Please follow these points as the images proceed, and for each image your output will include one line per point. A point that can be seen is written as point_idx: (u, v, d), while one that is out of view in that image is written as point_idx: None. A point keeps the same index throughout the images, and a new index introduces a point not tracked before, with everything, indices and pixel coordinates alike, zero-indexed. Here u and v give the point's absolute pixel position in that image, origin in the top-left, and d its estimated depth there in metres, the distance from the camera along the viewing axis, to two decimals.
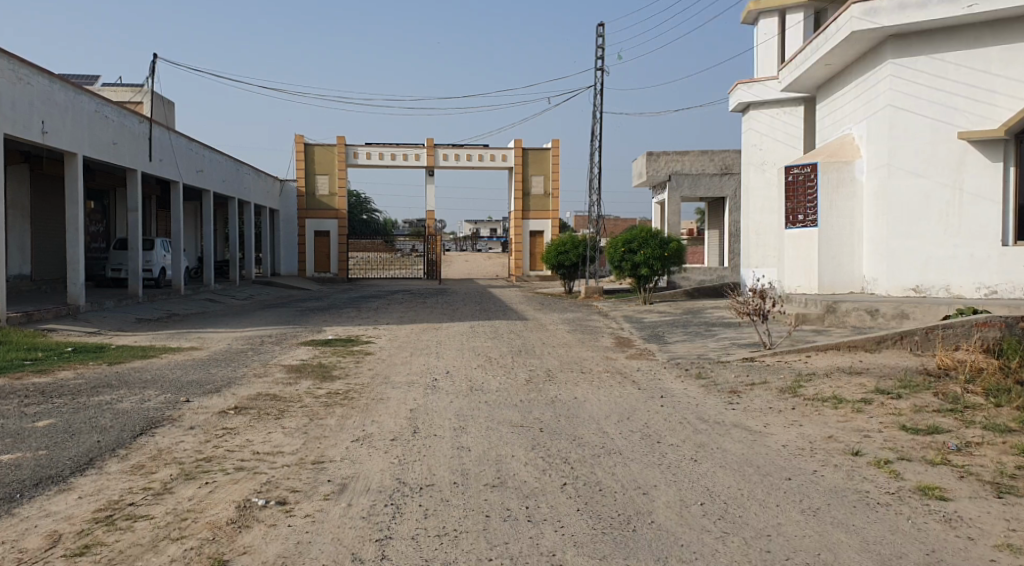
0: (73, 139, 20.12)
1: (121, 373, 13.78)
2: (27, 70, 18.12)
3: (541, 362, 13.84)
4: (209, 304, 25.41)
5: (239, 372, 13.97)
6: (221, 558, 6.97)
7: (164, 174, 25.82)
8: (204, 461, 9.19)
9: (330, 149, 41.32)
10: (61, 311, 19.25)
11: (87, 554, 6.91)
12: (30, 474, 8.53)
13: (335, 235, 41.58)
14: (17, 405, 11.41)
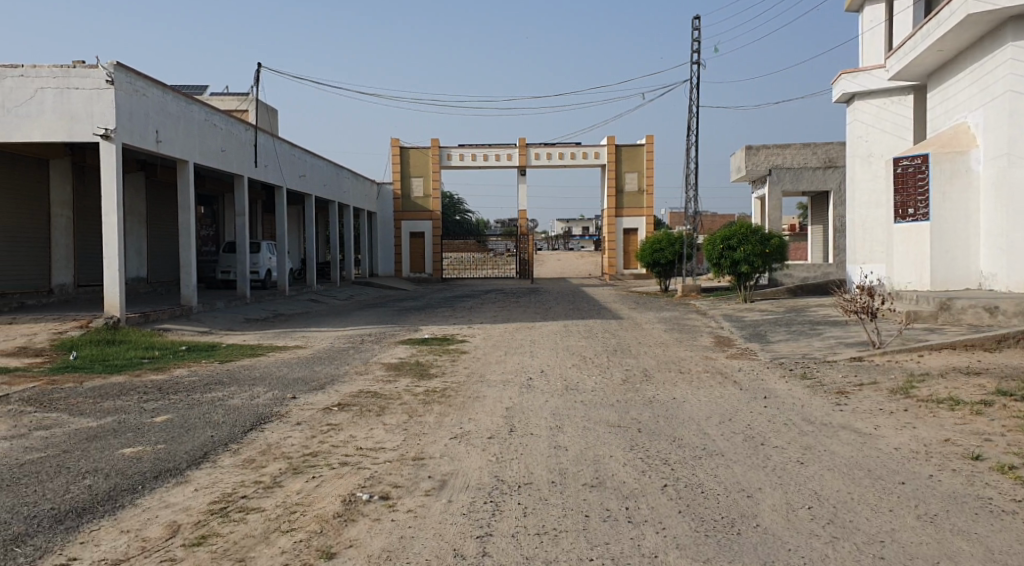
0: (185, 147, 20.89)
1: (231, 371, 14.24)
2: (143, 82, 18.88)
3: (638, 361, 13.76)
4: (311, 304, 26.05)
5: (341, 370, 14.30)
6: (329, 551, 7.13)
7: (268, 179, 26.57)
8: (310, 456, 9.43)
9: (425, 151, 41.87)
10: (175, 311, 20.00)
11: (204, 545, 7.16)
12: (151, 467, 8.90)
13: (429, 236, 42.11)
14: (136, 401, 11.91)
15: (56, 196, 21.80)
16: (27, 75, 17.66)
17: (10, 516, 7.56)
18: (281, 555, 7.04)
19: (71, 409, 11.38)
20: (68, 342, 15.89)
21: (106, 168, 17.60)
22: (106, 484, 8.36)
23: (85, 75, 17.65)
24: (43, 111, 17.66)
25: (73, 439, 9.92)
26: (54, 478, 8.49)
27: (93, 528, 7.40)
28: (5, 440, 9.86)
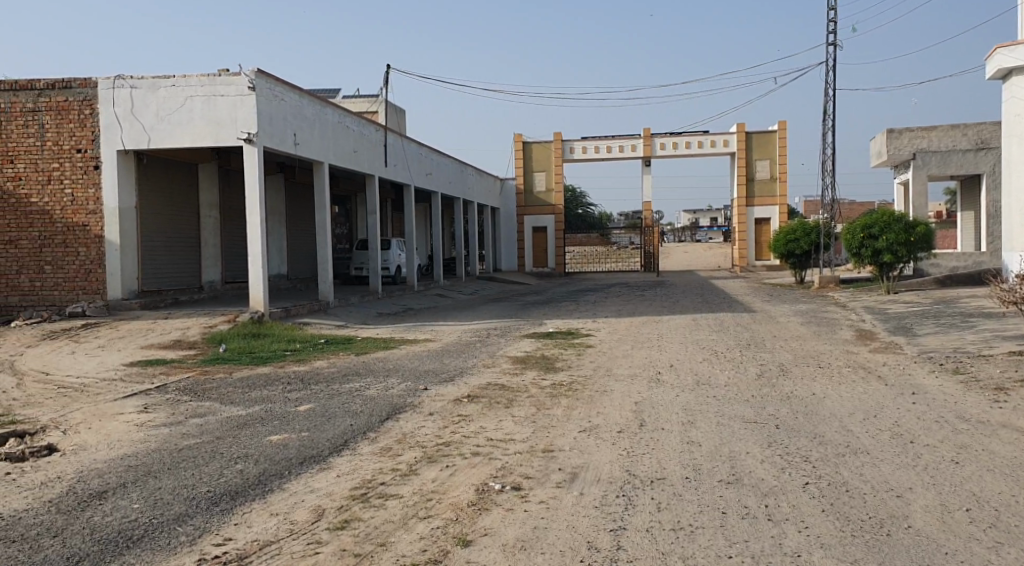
0: (320, 149, 21.59)
1: (367, 363, 14.60)
2: (283, 88, 19.61)
3: (774, 356, 13.38)
4: (439, 298, 26.48)
5: (470, 363, 14.44)
6: (465, 538, 7.21)
7: (398, 179, 27.14)
8: (444, 445, 9.56)
9: (547, 145, 41.99)
10: (313, 307, 20.66)
11: (348, 529, 7.36)
12: (296, 453, 9.23)
13: (552, 231, 42.23)
14: (280, 391, 12.35)
15: (204, 198, 22.81)
16: (177, 84, 18.52)
17: (170, 497, 7.95)
18: (420, 541, 7.16)
19: (221, 398, 11.92)
20: (218, 335, 16.62)
21: (249, 171, 18.36)
22: (256, 469, 8.71)
23: (230, 82, 18.43)
24: (192, 119, 18.49)
25: (224, 426, 10.36)
26: (209, 463, 8.89)
27: (245, 510, 7.70)
28: (164, 427, 10.39)
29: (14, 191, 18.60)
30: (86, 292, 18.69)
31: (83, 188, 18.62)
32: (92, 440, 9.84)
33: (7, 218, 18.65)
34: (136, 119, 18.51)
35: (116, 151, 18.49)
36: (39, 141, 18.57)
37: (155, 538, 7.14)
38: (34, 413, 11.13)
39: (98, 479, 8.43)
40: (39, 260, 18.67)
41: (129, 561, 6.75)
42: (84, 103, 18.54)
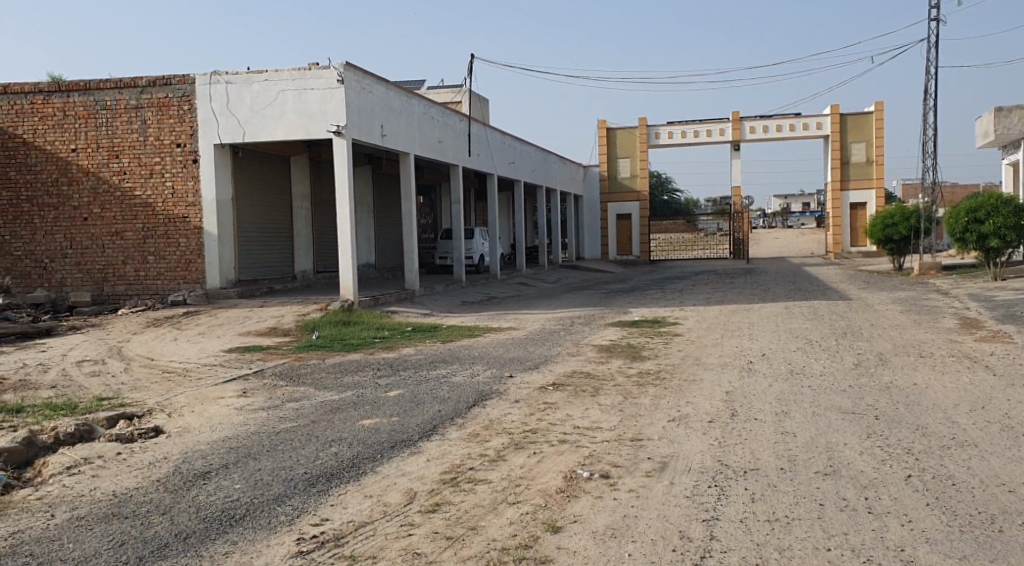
0: (406, 140, 21.76)
1: (453, 350, 14.71)
2: (370, 79, 19.80)
3: (871, 345, 12.98)
4: (523, 287, 26.53)
5: (555, 351, 14.41)
6: (554, 524, 7.18)
7: (482, 168, 27.24)
8: (531, 432, 9.55)
9: (632, 131, 41.56)
10: (400, 296, 20.91)
11: (439, 512, 7.40)
12: (387, 438, 9.35)
13: (637, 218, 41.89)
14: (369, 377, 12.55)
15: (295, 190, 23.26)
16: (270, 79, 18.91)
17: (269, 478, 8.12)
18: (510, 526, 7.15)
19: (315, 383, 12.16)
20: (310, 323, 16.95)
21: (339, 162, 18.63)
22: (350, 452, 8.85)
23: (319, 76, 18.72)
24: (284, 113, 18.86)
25: (318, 410, 10.57)
26: (305, 445, 9.06)
27: (340, 492, 7.82)
28: (262, 410, 10.64)
29: (119, 184, 19.26)
30: (187, 281, 19.27)
31: (183, 181, 19.15)
32: (196, 422, 10.13)
33: (112, 211, 19.32)
34: (232, 114, 18.96)
35: (213, 146, 18.98)
36: (142, 137, 19.16)
37: (256, 517, 7.29)
38: (141, 396, 11.53)
39: (202, 460, 8.67)
40: (143, 251, 19.32)
41: (233, 538, 6.91)
42: (183, 100, 19.06)
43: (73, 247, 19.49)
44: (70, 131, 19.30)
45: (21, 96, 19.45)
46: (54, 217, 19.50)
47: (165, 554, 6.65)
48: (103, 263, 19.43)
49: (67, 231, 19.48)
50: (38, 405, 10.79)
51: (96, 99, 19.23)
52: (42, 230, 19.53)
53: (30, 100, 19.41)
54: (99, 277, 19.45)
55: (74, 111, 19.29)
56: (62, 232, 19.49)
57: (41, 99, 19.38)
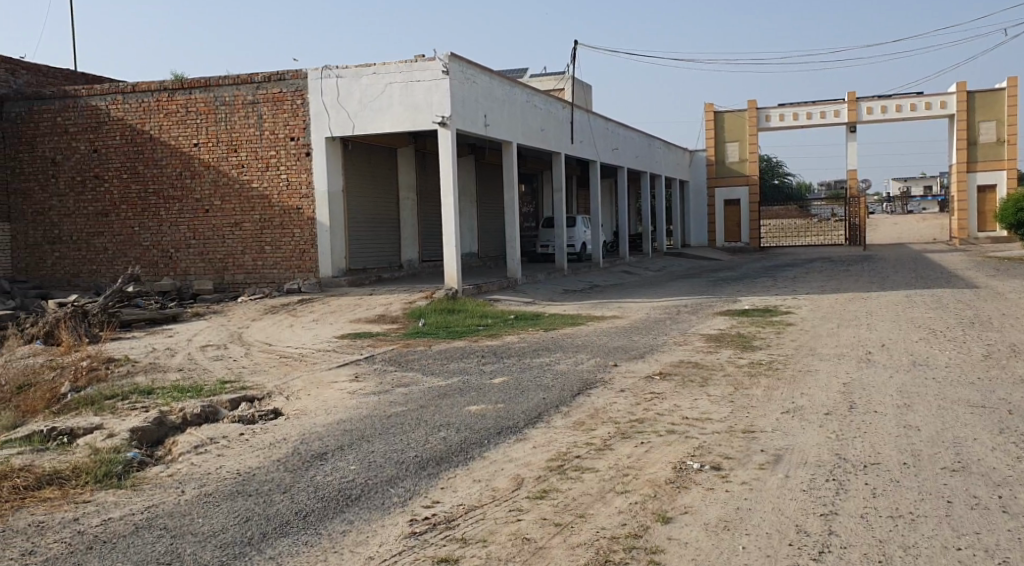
0: (509, 129, 21.78)
1: (556, 339, 14.65)
2: (474, 69, 19.90)
3: (1002, 335, 12.36)
4: (627, 275, 26.28)
5: (661, 340, 14.18)
6: (665, 515, 7.04)
7: (585, 155, 27.06)
8: (638, 422, 9.42)
9: (740, 114, 40.69)
10: (503, 284, 20.97)
11: (547, 498, 7.35)
12: (494, 424, 9.36)
13: (746, 203, 40.99)
14: (475, 364, 12.60)
15: (401, 180, 23.53)
16: (378, 72, 19.19)
17: (382, 460, 8.23)
18: (619, 514, 7.06)
19: (423, 369, 12.30)
20: (416, 310, 17.14)
21: (443, 153, 18.76)
22: (458, 437, 8.89)
23: (426, 68, 18.92)
24: (392, 105, 19.09)
25: (426, 395, 10.65)
26: (415, 430, 9.15)
27: (451, 475, 7.86)
28: (373, 395, 10.80)
29: (238, 177, 19.83)
30: (300, 270, 19.74)
31: (297, 173, 19.59)
32: (312, 406, 10.35)
33: (231, 203, 19.93)
34: (342, 107, 19.31)
35: (324, 139, 19.36)
36: (258, 131, 19.67)
37: (370, 498, 7.39)
38: (260, 379, 11.87)
39: (318, 442, 8.85)
40: (260, 241, 19.86)
41: (349, 518, 7.01)
42: (296, 94, 19.50)
43: (195, 238, 20.19)
44: (192, 126, 19.96)
45: (148, 94, 20.21)
46: (178, 209, 20.24)
47: (286, 531, 6.79)
48: (223, 253, 20.07)
49: (191, 223, 20.19)
50: (167, 387, 11.21)
51: (216, 95, 19.83)
52: (168, 221, 20.31)
53: (156, 98, 20.15)
54: (220, 267, 20.10)
55: (195, 107, 19.94)
56: (186, 224, 20.21)
57: (165, 97, 20.10)
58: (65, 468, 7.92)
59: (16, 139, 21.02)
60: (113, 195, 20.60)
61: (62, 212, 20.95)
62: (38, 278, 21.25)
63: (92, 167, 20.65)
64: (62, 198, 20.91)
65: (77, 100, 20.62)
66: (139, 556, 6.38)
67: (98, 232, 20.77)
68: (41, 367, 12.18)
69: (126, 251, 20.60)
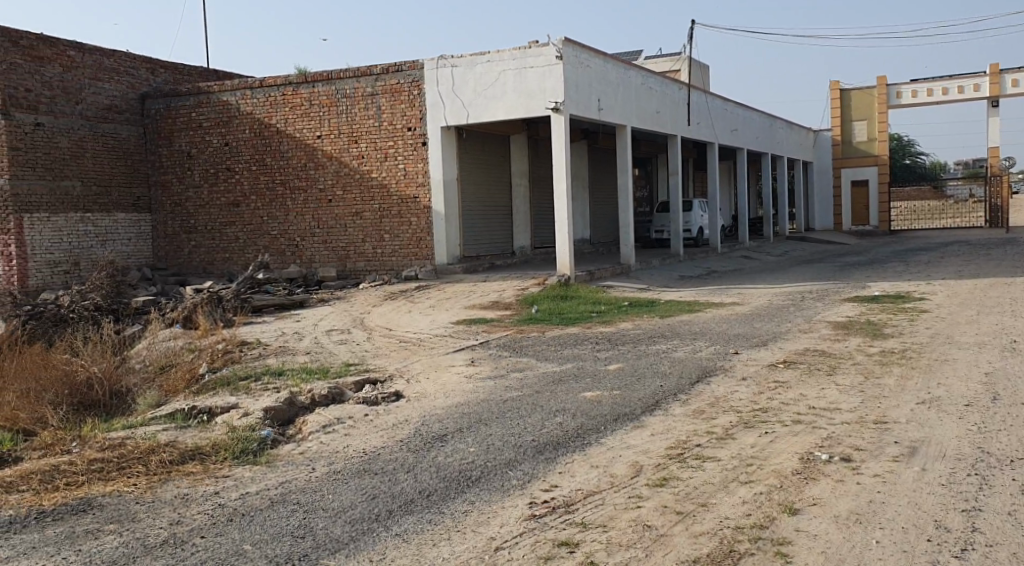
0: (623, 113, 21.50)
1: (674, 325, 14.41)
2: (587, 53, 19.68)
3: None
4: (746, 260, 25.70)
5: (785, 328, 13.77)
6: (792, 507, 6.80)
7: (702, 138, 26.48)
8: (761, 411, 9.16)
9: (869, 91, 39.29)
10: (616, 270, 20.78)
11: (668, 486, 7.21)
12: (611, 410, 9.26)
13: (875, 184, 39.45)
14: (590, 350, 12.51)
15: (515, 167, 23.57)
16: (492, 60, 19.22)
17: (501, 444, 8.24)
18: (744, 505, 6.86)
19: (537, 354, 12.28)
20: (530, 297, 17.14)
21: (556, 139, 18.63)
22: (574, 423, 8.83)
23: (539, 54, 18.84)
24: (506, 92, 19.10)
25: (542, 381, 10.65)
26: (532, 414, 9.13)
27: (569, 460, 7.81)
28: (490, 379, 10.85)
29: (358, 167, 20.23)
30: (417, 258, 20.01)
31: (414, 162, 19.85)
32: (431, 389, 10.46)
33: (353, 192, 20.35)
34: (457, 96, 19.43)
35: (439, 128, 19.54)
36: (377, 122, 19.99)
37: (490, 479, 7.41)
38: (382, 362, 12.09)
39: (437, 424, 8.92)
40: (380, 229, 20.23)
41: (470, 498, 7.04)
42: (413, 85, 19.71)
43: (320, 227, 20.73)
44: (316, 119, 20.44)
45: (274, 88, 20.78)
46: (304, 199, 20.81)
47: (410, 509, 6.86)
48: (345, 241, 20.54)
49: (315, 213, 20.74)
50: (295, 369, 11.54)
51: (338, 88, 20.23)
52: (294, 211, 20.92)
53: (282, 92, 20.70)
54: (342, 254, 20.59)
55: (318, 100, 20.40)
56: (311, 213, 20.77)
57: (290, 91, 20.63)
58: (206, 445, 8.22)
59: (155, 134, 21.92)
60: (243, 186, 21.33)
61: (198, 203, 21.80)
62: (176, 266, 22.19)
63: (225, 160, 21.41)
64: (197, 190, 21.76)
65: (210, 96, 21.37)
66: (275, 529, 6.54)
67: (230, 222, 21.56)
68: (180, 349, 12.72)
69: (256, 239, 21.34)
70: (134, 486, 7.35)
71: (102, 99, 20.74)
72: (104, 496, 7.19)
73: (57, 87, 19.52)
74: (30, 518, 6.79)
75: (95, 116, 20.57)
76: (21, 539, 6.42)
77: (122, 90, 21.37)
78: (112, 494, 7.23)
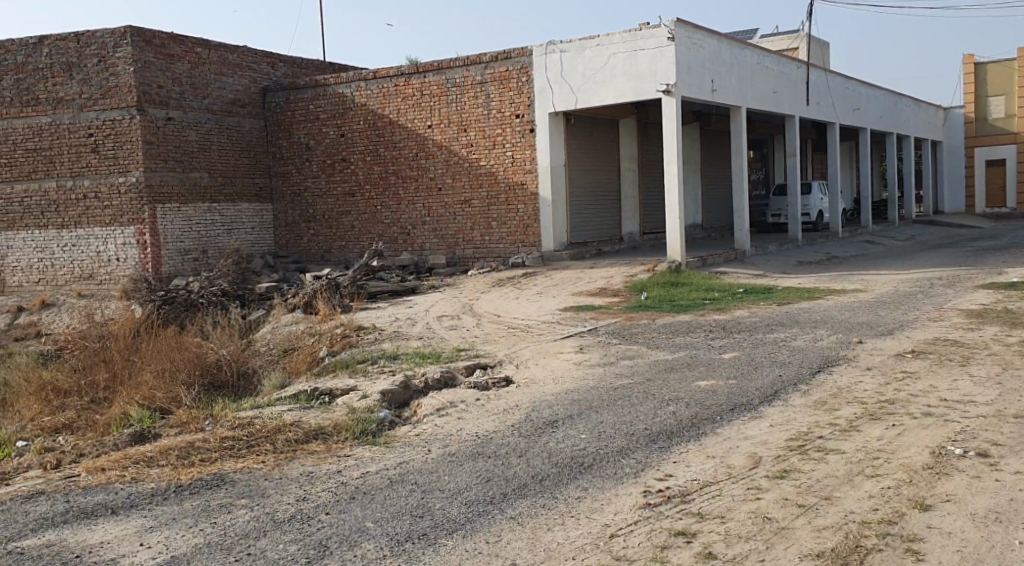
0: (738, 93, 20.93)
1: (792, 313, 13.97)
2: (700, 34, 19.21)
3: None
4: (868, 245, 24.74)
5: (912, 316, 13.17)
6: (923, 503, 6.45)
7: (822, 118, 25.60)
8: (887, 403, 8.75)
9: (1006, 64, 37.42)
10: (730, 256, 20.30)
11: (789, 479, 6.94)
12: (727, 400, 9.01)
13: (1012, 163, 37.44)
14: (704, 338, 12.23)
15: (625, 152, 23.27)
16: (602, 44, 18.97)
17: (613, 431, 8.10)
18: (870, 499, 6.54)
19: (649, 342, 12.07)
20: (639, 284, 16.89)
21: (667, 123, 18.24)
22: (688, 412, 8.61)
23: (651, 35, 18.45)
24: (616, 76, 18.81)
25: (653, 368, 10.47)
26: (644, 403, 8.95)
27: (684, 450, 7.62)
28: (599, 366, 10.71)
29: (467, 156, 20.30)
30: (525, 244, 19.97)
31: (522, 149, 19.79)
32: (542, 375, 10.40)
33: (462, 181, 20.46)
34: (565, 82, 19.27)
35: (548, 114, 19.41)
36: (486, 110, 20.01)
37: (603, 466, 7.29)
38: (491, 348, 12.09)
39: (548, 410, 8.84)
40: (487, 217, 20.28)
41: (584, 485, 6.93)
42: (522, 71, 19.64)
43: (431, 215, 20.93)
44: (427, 108, 20.61)
45: (387, 80, 21.03)
46: (415, 188, 21.05)
47: (524, 493, 6.80)
48: (455, 229, 20.68)
49: (426, 201, 20.95)
50: (409, 353, 11.66)
51: (448, 77, 20.33)
52: (405, 199, 21.20)
53: (394, 82, 20.94)
54: (452, 242, 20.74)
55: (430, 90, 20.56)
56: (422, 201, 21.00)
57: (402, 81, 20.84)
58: (328, 426, 8.36)
59: (275, 126, 22.47)
60: (358, 176, 21.72)
61: (316, 193, 22.30)
62: (297, 253, 22.77)
63: (340, 150, 21.83)
64: (315, 180, 22.26)
65: (326, 88, 21.78)
66: (394, 508, 6.58)
67: (346, 211, 22.01)
68: (301, 333, 13.03)
69: (369, 227, 21.73)
70: (263, 464, 7.53)
71: (227, 93, 21.37)
72: (236, 472, 7.38)
73: (186, 83, 20.21)
74: (169, 491, 7.01)
75: (221, 111, 21.22)
76: (159, 511, 6.64)
77: (246, 85, 21.94)
78: (243, 470, 7.41)
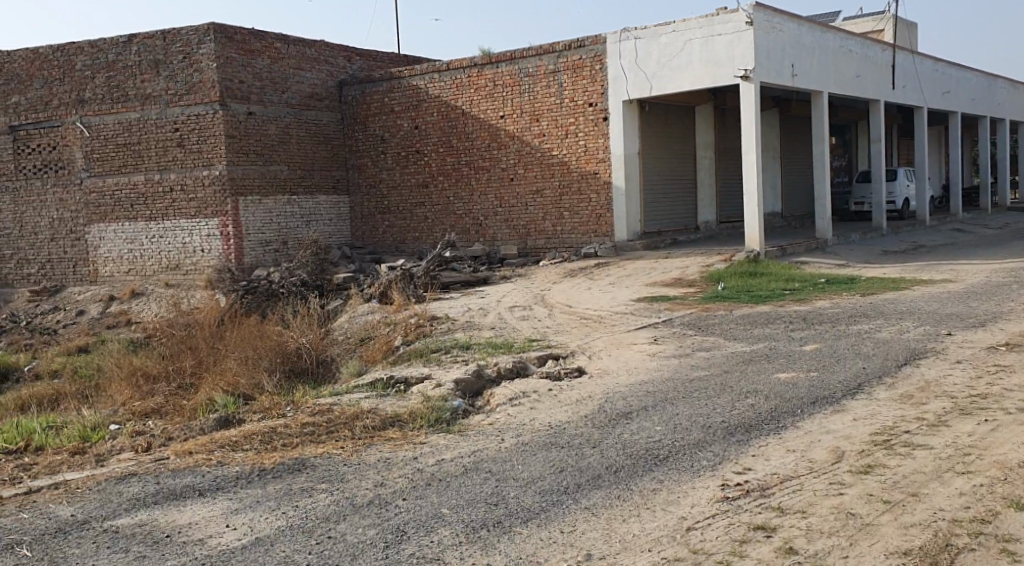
0: (820, 78, 20.35)
1: (876, 304, 13.50)
2: (780, 17, 18.72)
3: None
4: (956, 234, 23.85)
5: (1006, 307, 12.59)
6: (1020, 501, 6.11)
7: (908, 102, 24.75)
8: (979, 397, 8.35)
9: None
10: (811, 246, 19.77)
11: (874, 474, 6.66)
12: (808, 393, 8.73)
13: None
14: (784, 330, 11.89)
15: (700, 140, 22.84)
16: (678, 29, 18.61)
17: (689, 424, 7.90)
18: (962, 497, 6.23)
19: (726, 333, 11.79)
20: (715, 274, 16.56)
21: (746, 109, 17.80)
22: (768, 405, 8.36)
23: (728, 20, 18.03)
24: (692, 62, 18.44)
25: (731, 360, 10.21)
26: (721, 395, 8.72)
27: (763, 443, 7.39)
28: (674, 358, 10.50)
29: (540, 145, 20.16)
30: (598, 234, 19.77)
31: (596, 138, 19.57)
32: (616, 365, 10.23)
33: (534, 170, 20.33)
34: (640, 69, 18.97)
35: (622, 102, 19.14)
36: (559, 99, 19.84)
37: (679, 458, 7.11)
38: (563, 338, 11.96)
39: (622, 401, 8.68)
40: (559, 207, 20.12)
41: (659, 477, 6.76)
42: (596, 59, 19.42)
43: (502, 205, 20.85)
44: (500, 99, 20.52)
45: (460, 71, 20.98)
46: (487, 178, 21.00)
47: (598, 484, 6.66)
48: (527, 219, 20.57)
49: (498, 191, 20.89)
50: (482, 342, 11.60)
51: (521, 67, 20.20)
52: (478, 190, 21.17)
53: (467, 73, 20.87)
54: (524, 232, 20.65)
55: (502, 80, 20.46)
56: (494, 192, 20.95)
57: (475, 72, 20.77)
58: (403, 413, 8.34)
59: (352, 119, 22.65)
60: (432, 167, 21.78)
61: (390, 184, 22.44)
62: (372, 244, 22.96)
63: (414, 142, 21.90)
64: (390, 171, 22.39)
65: (401, 80, 21.86)
66: (470, 495, 6.51)
67: (420, 202, 22.10)
68: (377, 322, 13.09)
69: (443, 218, 21.79)
70: (341, 449, 7.54)
71: (306, 87, 21.60)
72: (316, 457, 7.40)
73: (265, 78, 20.50)
74: (251, 475, 7.07)
75: (299, 104, 21.46)
76: (242, 494, 6.69)
77: (323, 79, 22.13)
78: (323, 455, 7.43)
